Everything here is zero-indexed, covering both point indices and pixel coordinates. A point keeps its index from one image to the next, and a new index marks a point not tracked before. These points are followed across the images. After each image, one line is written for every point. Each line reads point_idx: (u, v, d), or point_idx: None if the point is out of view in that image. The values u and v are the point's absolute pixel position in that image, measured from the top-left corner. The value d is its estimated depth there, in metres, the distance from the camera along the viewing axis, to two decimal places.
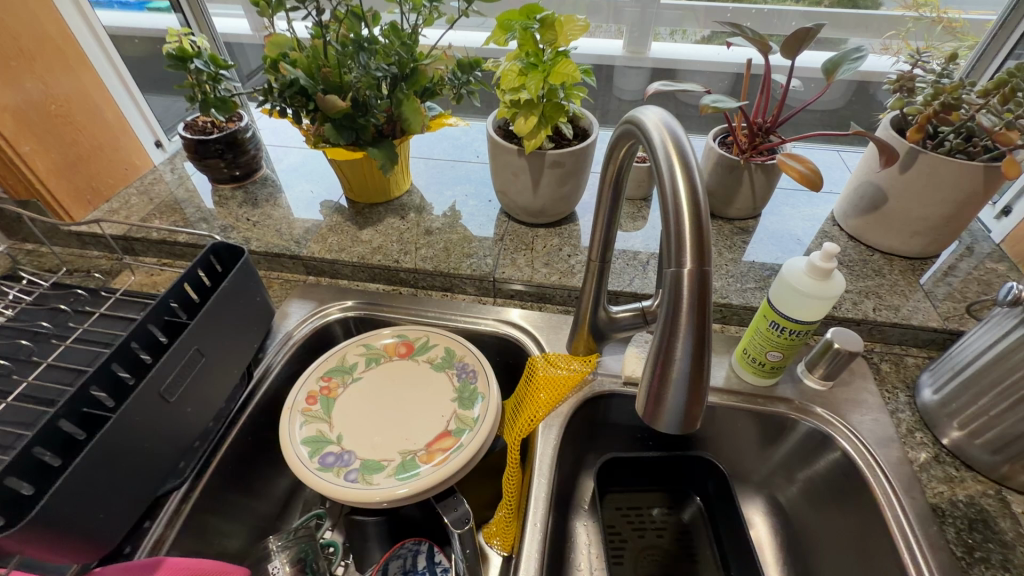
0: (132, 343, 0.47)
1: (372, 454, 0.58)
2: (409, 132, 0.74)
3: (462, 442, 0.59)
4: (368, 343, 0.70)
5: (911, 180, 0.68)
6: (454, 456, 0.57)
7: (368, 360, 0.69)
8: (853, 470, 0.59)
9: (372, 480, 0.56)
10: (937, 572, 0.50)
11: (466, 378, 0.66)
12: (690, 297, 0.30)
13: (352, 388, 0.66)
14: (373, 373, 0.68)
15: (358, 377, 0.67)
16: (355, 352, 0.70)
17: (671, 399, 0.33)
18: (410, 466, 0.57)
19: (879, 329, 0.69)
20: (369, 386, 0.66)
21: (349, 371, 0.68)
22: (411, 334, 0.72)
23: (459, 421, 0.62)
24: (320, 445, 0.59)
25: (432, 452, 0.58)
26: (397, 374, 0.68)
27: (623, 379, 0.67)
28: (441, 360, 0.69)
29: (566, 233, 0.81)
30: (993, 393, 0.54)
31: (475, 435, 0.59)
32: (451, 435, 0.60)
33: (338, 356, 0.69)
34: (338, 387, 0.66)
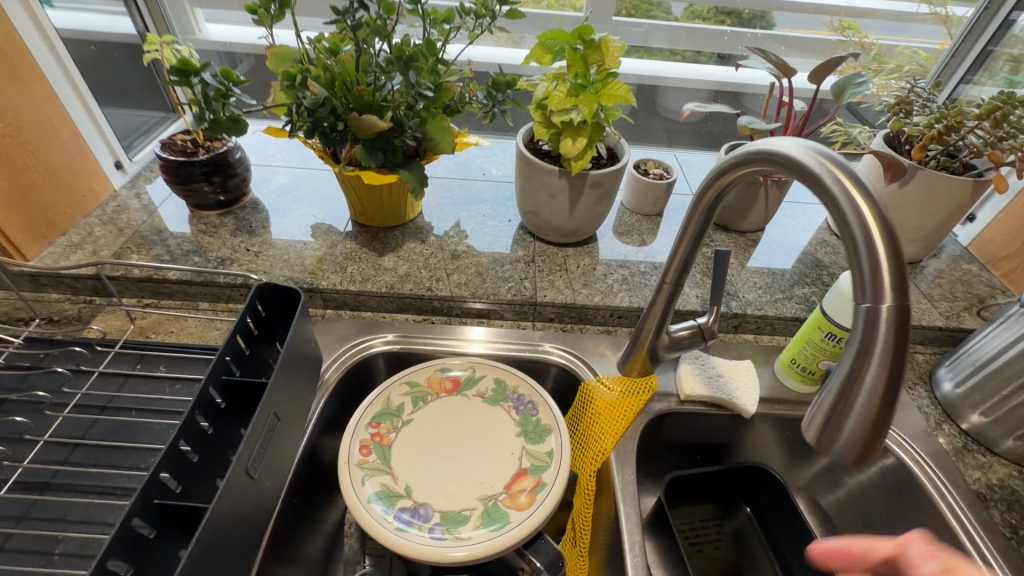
0: (197, 413, 0.40)
1: (452, 504, 0.54)
2: (435, 153, 0.70)
3: (543, 480, 0.56)
4: (412, 381, 0.64)
5: (909, 194, 0.75)
6: (541, 497, 0.54)
7: (415, 400, 0.63)
8: (899, 464, 0.63)
9: (460, 534, 0.52)
10: (995, 554, 0.55)
11: (526, 410, 0.63)
12: (891, 332, 0.30)
13: (405, 432, 0.60)
14: (424, 413, 0.62)
15: (408, 419, 0.61)
16: (400, 391, 0.64)
17: (854, 432, 0.33)
18: (496, 512, 0.54)
19: None
20: (424, 428, 0.61)
21: (397, 413, 0.62)
22: (454, 366, 0.66)
23: (532, 458, 0.58)
24: (393, 501, 0.54)
25: (515, 495, 0.55)
26: (450, 412, 0.63)
27: (679, 398, 0.67)
28: (492, 393, 0.65)
29: (595, 252, 0.80)
30: (1017, 383, 0.60)
31: (556, 471, 0.56)
32: (529, 473, 0.57)
33: (382, 398, 0.62)
34: (390, 433, 0.60)
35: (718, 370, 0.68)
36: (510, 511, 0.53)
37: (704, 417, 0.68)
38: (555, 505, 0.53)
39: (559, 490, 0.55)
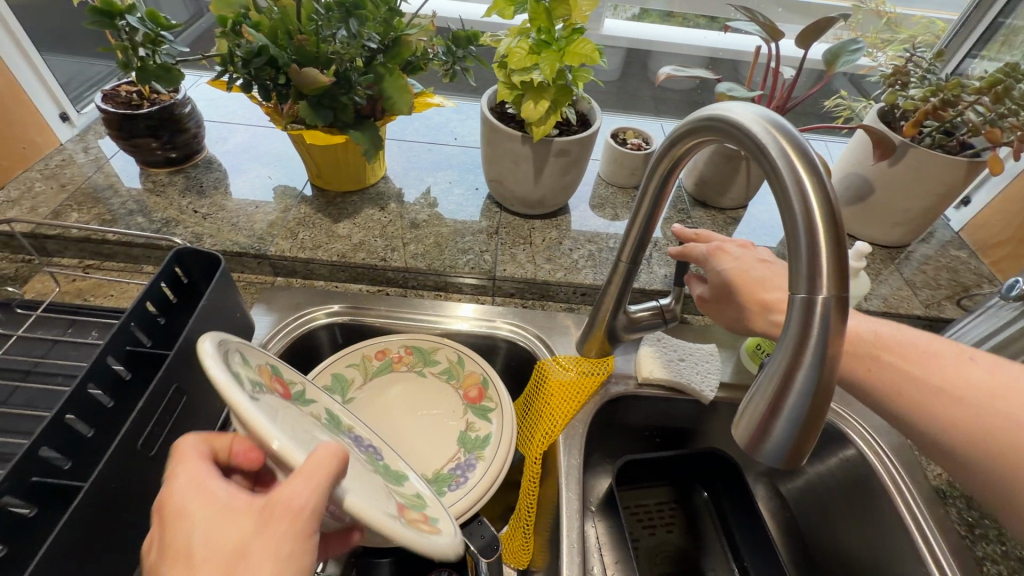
0: (90, 386, 0.37)
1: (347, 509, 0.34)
2: (392, 113, 0.65)
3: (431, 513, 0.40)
4: (250, 356, 0.41)
5: (899, 174, 0.71)
6: (444, 520, 0.40)
7: (256, 378, 0.36)
8: (861, 457, 0.61)
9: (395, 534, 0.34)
10: (949, 551, 0.53)
11: (368, 454, 0.45)
12: (822, 326, 0.27)
13: (273, 402, 0.35)
14: (290, 398, 0.39)
15: (269, 394, 0.36)
16: (252, 355, 0.39)
17: (781, 434, 0.29)
18: (414, 524, 0.36)
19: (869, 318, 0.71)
20: (288, 414, 0.36)
21: (260, 379, 0.36)
22: (291, 374, 0.45)
23: (405, 497, 0.41)
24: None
25: (411, 523, 0.35)
26: (292, 416, 0.39)
27: (638, 380, 0.64)
28: (326, 423, 0.44)
29: (563, 224, 0.77)
30: None
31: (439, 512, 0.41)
32: (412, 510, 0.38)
33: (236, 344, 0.37)
34: (262, 393, 0.34)
35: (680, 354, 0.65)
36: (426, 529, 0.35)
37: (664, 402, 0.65)
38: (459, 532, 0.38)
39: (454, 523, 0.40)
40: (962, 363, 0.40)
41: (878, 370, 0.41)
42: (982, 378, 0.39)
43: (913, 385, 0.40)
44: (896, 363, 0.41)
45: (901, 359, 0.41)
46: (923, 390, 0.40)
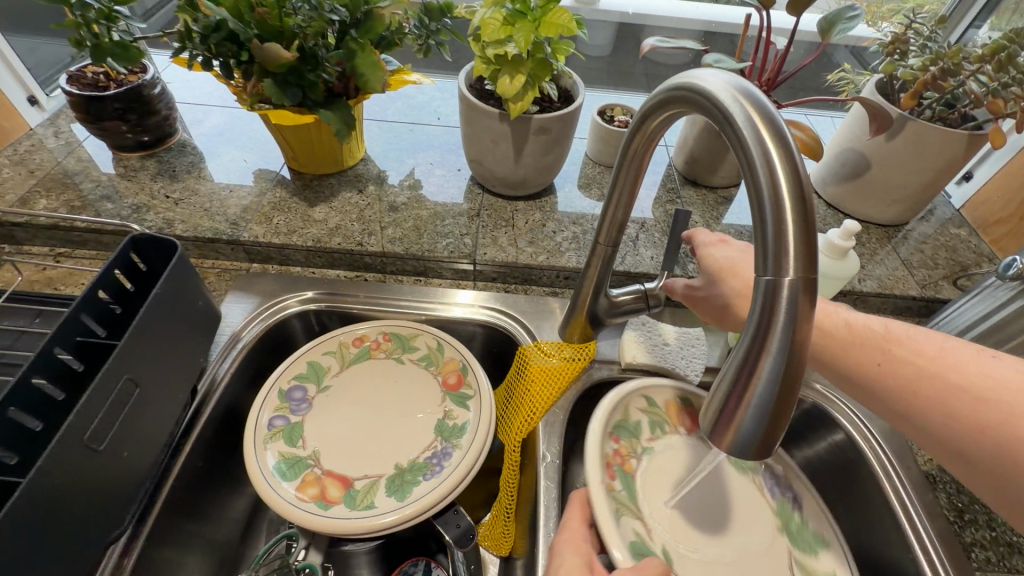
0: (35, 378, 0.36)
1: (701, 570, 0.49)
2: (366, 91, 0.63)
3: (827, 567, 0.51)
4: (651, 398, 0.57)
5: (896, 149, 0.68)
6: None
7: (654, 425, 0.56)
8: (849, 441, 0.59)
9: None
10: (937, 537, 0.51)
11: (783, 498, 0.55)
12: (789, 307, 0.25)
13: (678, 441, 0.56)
14: (664, 444, 0.55)
15: (648, 445, 0.55)
16: (638, 404, 0.56)
17: (748, 425, 0.27)
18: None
19: (863, 299, 0.69)
20: (664, 461, 0.54)
21: (634, 433, 0.55)
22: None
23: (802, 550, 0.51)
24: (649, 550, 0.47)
25: None
26: (692, 459, 0.55)
27: (621, 365, 0.63)
28: (738, 456, 0.57)
29: (546, 206, 0.74)
30: None
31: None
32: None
33: (623, 406, 0.55)
34: (631, 458, 0.53)
35: (665, 338, 0.64)
36: None
37: None
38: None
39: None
40: (984, 357, 0.35)
41: (886, 364, 0.37)
42: (1007, 373, 0.34)
43: (927, 383, 0.36)
44: (908, 357, 0.37)
45: (917, 354, 0.37)
46: (941, 386, 0.35)
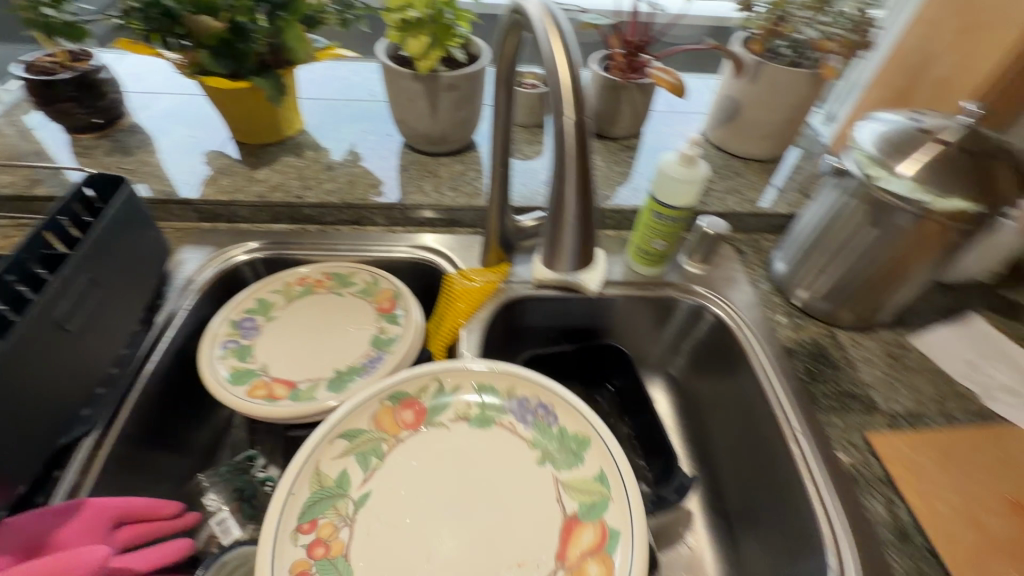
0: (9, 275, 0.44)
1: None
2: (295, 63, 0.72)
3: (611, 526, 0.49)
4: (347, 433, 0.54)
5: (757, 90, 0.80)
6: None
7: (362, 457, 0.53)
8: (725, 330, 0.70)
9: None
10: (789, 392, 0.62)
11: (539, 419, 0.57)
12: (574, 145, 0.36)
13: (404, 444, 0.55)
14: (376, 480, 0.53)
15: (361, 494, 0.52)
16: (335, 453, 0.53)
17: (569, 240, 0.39)
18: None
19: (741, 220, 0.81)
20: (383, 496, 0.52)
21: (341, 491, 0.51)
22: (445, 380, 0.59)
23: (575, 495, 0.52)
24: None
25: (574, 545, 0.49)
26: (431, 442, 0.56)
27: (533, 283, 0.72)
28: (476, 416, 0.58)
29: (468, 160, 0.84)
30: (824, 250, 0.68)
31: (625, 517, 0.49)
32: (583, 521, 0.50)
33: (313, 470, 0.51)
34: (337, 529, 0.49)
35: None
36: None
37: (559, 302, 0.73)
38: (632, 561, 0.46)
39: (633, 532, 0.48)
40: None
41: None
42: None
43: None
44: None
45: None
46: None
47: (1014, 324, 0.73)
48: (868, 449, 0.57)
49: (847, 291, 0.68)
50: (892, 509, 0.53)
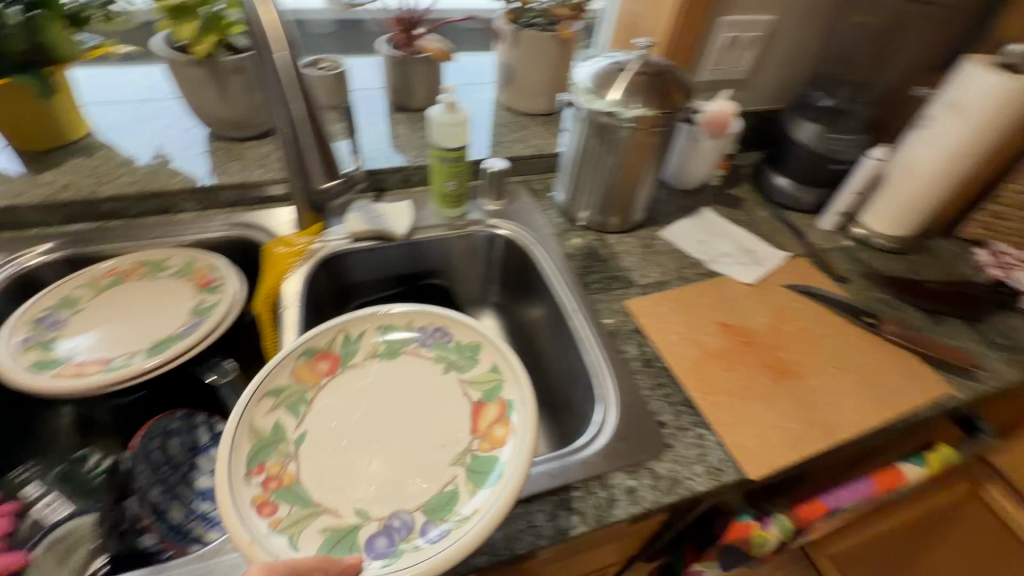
0: None
1: (429, 492, 0.51)
2: (62, 60, 0.72)
3: (508, 399, 0.57)
4: (272, 388, 0.56)
5: (521, 53, 0.95)
6: (511, 448, 0.53)
7: (291, 407, 0.56)
8: (519, 248, 0.84)
9: (459, 510, 0.49)
10: (568, 283, 0.77)
11: (438, 340, 0.65)
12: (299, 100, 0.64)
13: (327, 387, 0.59)
14: (309, 418, 0.56)
15: (299, 434, 0.55)
16: (261, 410, 0.55)
17: (309, 167, 0.70)
18: (485, 464, 0.52)
19: (529, 163, 0.96)
20: (320, 432, 0.55)
21: (280, 437, 0.54)
22: (351, 329, 0.64)
23: (476, 387, 0.60)
24: (354, 538, 0.48)
25: (489, 420, 0.56)
26: (352, 381, 0.60)
27: (349, 238, 0.79)
28: (385, 349, 0.64)
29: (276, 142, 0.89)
30: (582, 171, 0.84)
31: (515, 387, 0.58)
32: (487, 403, 0.58)
33: (247, 426, 0.53)
34: (285, 468, 0.52)
35: (379, 212, 0.81)
36: (491, 449, 0.54)
37: (378, 252, 0.81)
38: (523, 407, 0.54)
39: (522, 394, 0.56)
40: None
41: None
42: None
43: None
44: None
45: None
46: None
47: (735, 211, 0.97)
48: (625, 312, 0.74)
49: (607, 201, 0.86)
50: (642, 348, 0.69)
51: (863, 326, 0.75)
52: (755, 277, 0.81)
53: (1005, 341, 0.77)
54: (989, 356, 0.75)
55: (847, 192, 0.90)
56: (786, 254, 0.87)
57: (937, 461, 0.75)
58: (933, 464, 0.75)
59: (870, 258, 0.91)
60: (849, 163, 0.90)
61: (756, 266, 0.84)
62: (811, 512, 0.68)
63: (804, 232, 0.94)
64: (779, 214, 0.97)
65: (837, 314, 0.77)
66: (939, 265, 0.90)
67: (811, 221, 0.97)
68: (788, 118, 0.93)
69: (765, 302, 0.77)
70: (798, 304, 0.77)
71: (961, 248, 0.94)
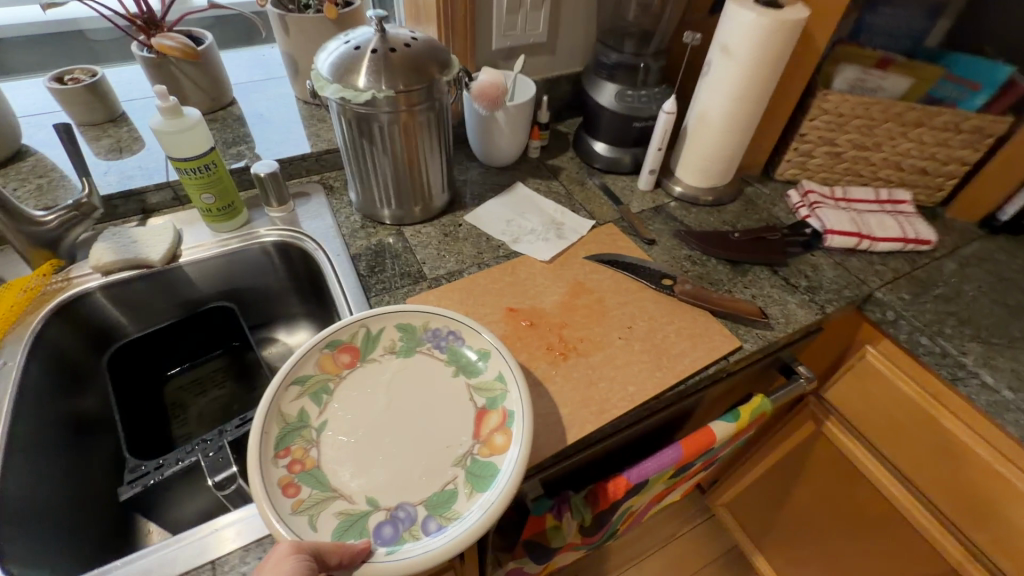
0: None
1: (431, 488, 0.48)
2: None
3: (510, 408, 0.52)
4: (298, 377, 0.53)
5: (295, 40, 0.86)
6: (511, 457, 0.49)
7: (316, 395, 0.53)
8: (308, 253, 0.78)
9: (457, 513, 0.46)
10: (350, 286, 0.72)
11: (450, 344, 0.58)
12: None
13: (350, 379, 0.55)
14: (332, 408, 0.53)
15: (321, 423, 0.52)
16: (290, 395, 0.52)
17: None
18: (486, 469, 0.49)
19: (324, 159, 0.88)
20: (344, 419, 0.52)
21: (304, 423, 0.51)
22: (372, 324, 0.58)
23: (482, 393, 0.55)
24: (364, 524, 0.45)
25: (488, 433, 0.51)
26: (373, 375, 0.56)
27: (98, 271, 0.70)
28: (401, 343, 0.58)
29: (14, 172, 0.77)
30: (360, 166, 0.76)
31: (517, 395, 0.52)
32: (490, 410, 0.53)
33: (275, 415, 0.50)
34: (309, 453, 0.49)
35: (133, 238, 0.73)
36: (492, 458, 0.49)
37: (137, 283, 0.73)
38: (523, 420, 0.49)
39: (524, 404, 0.51)
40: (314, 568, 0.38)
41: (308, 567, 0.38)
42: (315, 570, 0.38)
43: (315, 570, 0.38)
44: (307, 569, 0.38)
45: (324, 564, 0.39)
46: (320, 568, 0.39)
47: (552, 183, 0.92)
48: None
49: (396, 190, 0.78)
50: None
51: (658, 289, 0.72)
52: (554, 253, 0.77)
53: (805, 283, 0.77)
54: (786, 301, 0.74)
55: (652, 149, 0.86)
56: (592, 223, 0.83)
57: (747, 413, 0.73)
58: (744, 416, 0.73)
59: (686, 214, 0.88)
60: (651, 119, 0.86)
61: (559, 240, 0.79)
62: (614, 492, 0.65)
63: (622, 196, 0.91)
64: (598, 180, 0.94)
65: (634, 280, 0.74)
66: (752, 213, 0.89)
67: (631, 183, 0.94)
68: (588, 80, 0.89)
69: (560, 279, 0.73)
70: (595, 276, 0.74)
71: (777, 192, 0.94)
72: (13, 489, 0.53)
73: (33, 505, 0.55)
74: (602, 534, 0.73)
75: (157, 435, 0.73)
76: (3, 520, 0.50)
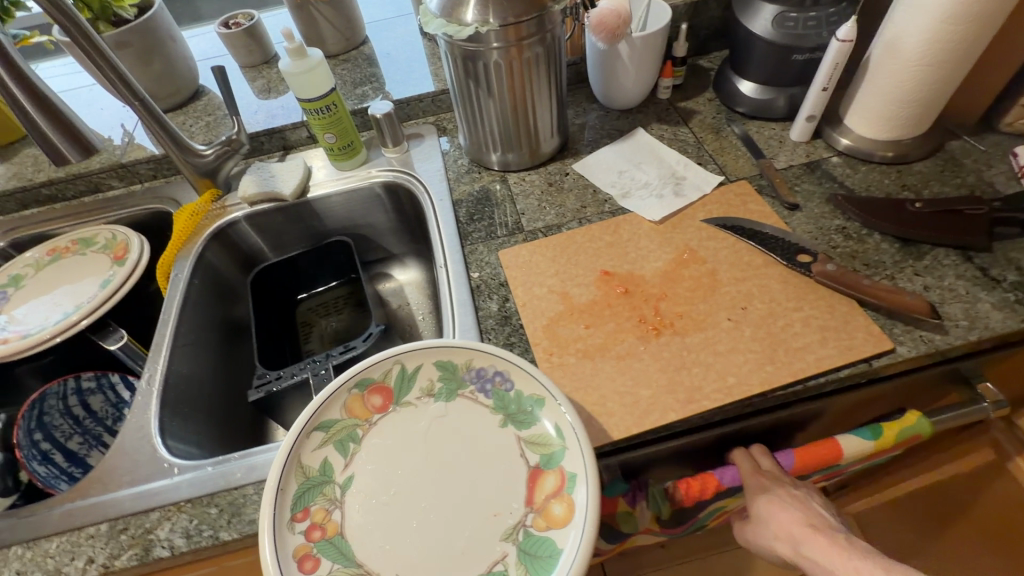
0: None
1: (475, 568, 0.45)
2: None
3: (570, 471, 0.47)
4: (322, 423, 0.51)
5: None
6: (573, 537, 0.44)
7: (341, 445, 0.51)
8: (415, 195, 0.80)
9: None
10: (446, 232, 0.72)
11: (496, 386, 0.53)
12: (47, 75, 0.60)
13: (379, 426, 0.52)
14: (358, 463, 0.50)
15: (346, 477, 0.49)
16: (313, 447, 0.50)
17: None
18: (540, 546, 0.45)
19: (439, 99, 0.87)
20: (368, 479, 0.49)
21: (327, 478, 0.49)
22: (407, 361, 0.54)
23: (536, 448, 0.50)
24: None
25: (545, 506, 0.47)
26: (406, 421, 0.52)
27: (245, 201, 0.80)
28: (441, 386, 0.54)
29: (191, 111, 0.90)
30: (470, 110, 0.73)
31: (580, 455, 0.47)
32: (546, 470, 0.48)
33: (296, 470, 0.48)
34: (331, 517, 0.47)
35: (272, 172, 0.81)
36: (550, 533, 0.45)
37: (275, 213, 0.81)
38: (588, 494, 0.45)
39: (590, 473, 0.46)
40: None
41: None
42: None
43: None
44: None
45: None
46: None
47: (680, 131, 0.80)
48: (496, 264, 0.67)
49: (502, 136, 0.75)
50: (503, 304, 0.63)
51: (789, 266, 0.60)
52: (666, 213, 0.68)
53: (1012, 277, 0.57)
54: (976, 299, 0.56)
55: (815, 89, 0.69)
56: (721, 179, 0.71)
57: (892, 431, 0.59)
58: (887, 435, 0.59)
59: (849, 174, 0.70)
60: (818, 50, 0.69)
61: (675, 198, 0.70)
62: (700, 487, 0.59)
63: (767, 149, 0.75)
64: (739, 127, 0.79)
65: (761, 253, 0.62)
66: (952, 176, 0.68)
67: (782, 132, 0.77)
68: (740, 2, 0.73)
69: (668, 243, 0.65)
70: (712, 243, 0.64)
71: (999, 150, 0.69)
72: (175, 381, 0.66)
73: (190, 392, 0.68)
74: (687, 526, 0.68)
75: (288, 350, 0.82)
76: (167, 403, 0.63)
